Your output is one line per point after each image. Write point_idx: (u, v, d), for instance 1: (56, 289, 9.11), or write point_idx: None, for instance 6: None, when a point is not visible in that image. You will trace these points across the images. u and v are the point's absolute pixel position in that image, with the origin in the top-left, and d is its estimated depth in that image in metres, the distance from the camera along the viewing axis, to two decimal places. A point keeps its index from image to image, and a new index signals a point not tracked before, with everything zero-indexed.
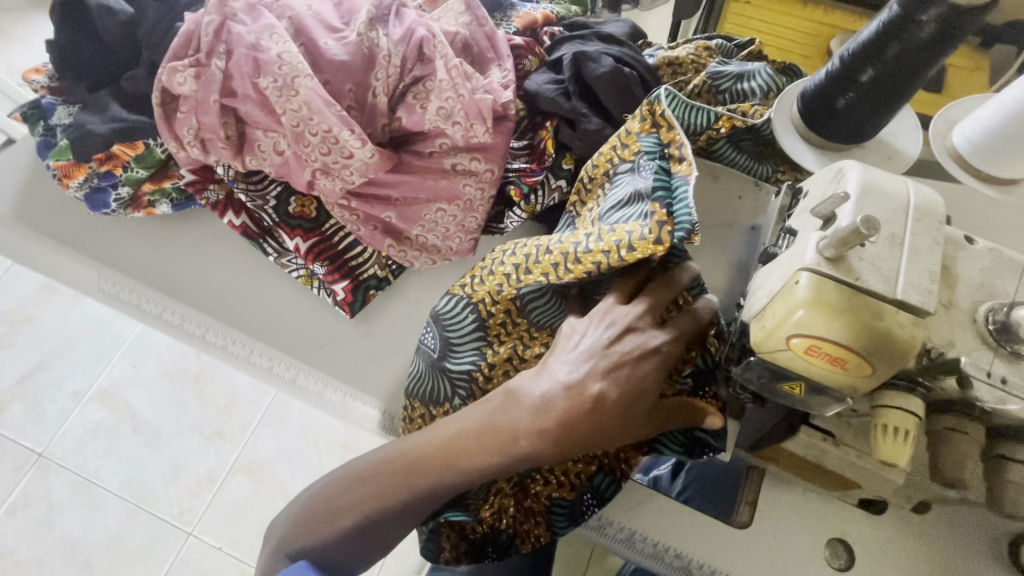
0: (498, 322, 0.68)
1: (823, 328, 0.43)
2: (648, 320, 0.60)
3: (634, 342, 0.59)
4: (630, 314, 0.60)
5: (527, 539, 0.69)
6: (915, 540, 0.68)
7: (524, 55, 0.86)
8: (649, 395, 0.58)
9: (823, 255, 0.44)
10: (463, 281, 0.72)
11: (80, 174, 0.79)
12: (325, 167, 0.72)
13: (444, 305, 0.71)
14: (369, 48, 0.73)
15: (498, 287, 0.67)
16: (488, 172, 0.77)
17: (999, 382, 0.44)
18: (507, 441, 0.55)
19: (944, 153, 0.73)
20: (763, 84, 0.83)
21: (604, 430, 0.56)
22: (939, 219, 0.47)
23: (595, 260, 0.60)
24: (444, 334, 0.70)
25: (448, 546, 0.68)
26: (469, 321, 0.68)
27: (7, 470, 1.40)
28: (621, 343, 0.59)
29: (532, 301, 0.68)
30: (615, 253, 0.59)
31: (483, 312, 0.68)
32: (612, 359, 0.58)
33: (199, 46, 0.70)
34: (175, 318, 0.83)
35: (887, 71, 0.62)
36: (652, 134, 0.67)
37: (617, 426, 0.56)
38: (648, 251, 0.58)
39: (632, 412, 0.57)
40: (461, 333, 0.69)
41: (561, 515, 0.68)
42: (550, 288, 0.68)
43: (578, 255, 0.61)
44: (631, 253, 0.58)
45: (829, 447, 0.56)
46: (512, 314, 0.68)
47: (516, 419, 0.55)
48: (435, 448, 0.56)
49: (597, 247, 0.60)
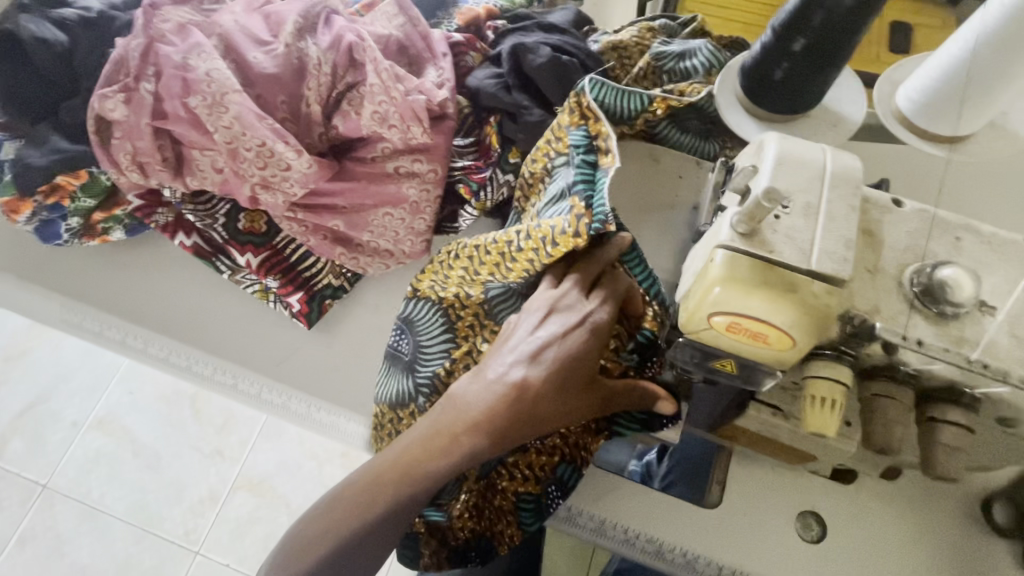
0: (467, 325, 0.69)
1: (738, 303, 0.43)
2: (574, 296, 0.60)
3: (560, 321, 0.58)
4: (557, 294, 0.60)
5: (503, 540, 0.69)
6: (890, 508, 0.68)
7: (464, 51, 0.85)
8: (583, 369, 0.57)
9: (736, 231, 0.44)
10: (427, 282, 0.72)
11: (26, 208, 0.79)
12: (264, 182, 0.73)
13: (413, 310, 0.72)
14: (299, 58, 0.73)
15: (466, 291, 0.69)
16: (432, 173, 0.78)
17: (915, 344, 0.44)
18: (450, 442, 0.55)
19: (890, 116, 0.72)
20: (706, 61, 0.82)
21: (534, 417, 0.55)
22: (857, 184, 0.46)
23: (528, 258, 0.62)
24: (416, 340, 0.70)
25: (428, 552, 0.70)
26: (438, 324, 0.69)
27: (13, 504, 1.42)
28: (546, 325, 0.58)
29: (499, 301, 0.67)
30: (543, 249, 0.61)
31: (451, 315, 0.69)
32: (537, 343, 0.57)
33: (129, 71, 0.71)
34: (137, 342, 0.83)
35: (816, 38, 0.61)
36: (581, 126, 0.66)
37: (558, 409, 0.56)
38: (570, 244, 0.59)
39: (569, 390, 0.57)
40: (431, 336, 0.69)
41: (528, 510, 0.68)
42: (516, 291, 0.67)
43: (513, 254, 0.64)
44: (556, 248, 0.60)
45: (779, 422, 0.56)
46: (480, 317, 0.68)
47: (457, 418, 0.56)
48: (387, 467, 0.55)
49: (527, 245, 0.63)
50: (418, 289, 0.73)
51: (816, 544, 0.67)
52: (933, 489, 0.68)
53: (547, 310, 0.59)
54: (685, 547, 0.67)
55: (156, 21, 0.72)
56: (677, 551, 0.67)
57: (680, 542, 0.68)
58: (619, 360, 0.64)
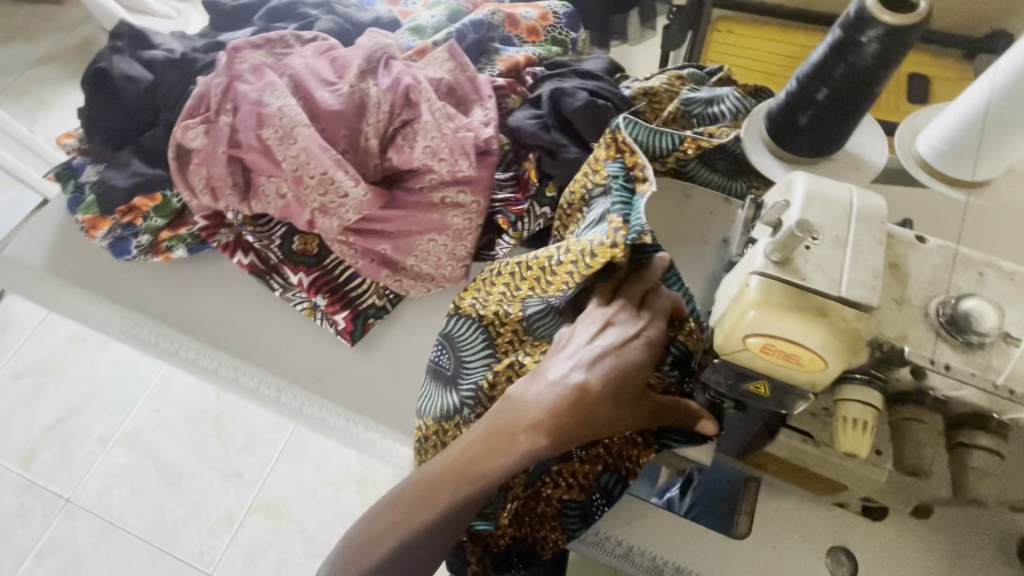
0: (506, 340, 0.73)
1: (773, 326, 0.46)
2: (625, 313, 0.62)
3: (618, 333, 0.60)
4: (609, 312, 0.63)
5: (546, 545, 0.70)
6: (923, 549, 0.68)
7: (506, 94, 0.93)
8: (637, 378, 0.59)
9: (770, 259, 0.47)
10: (468, 300, 0.77)
11: (105, 226, 0.88)
12: (323, 207, 0.79)
13: (453, 326, 0.76)
14: (361, 97, 0.81)
15: (506, 308, 0.73)
16: (475, 204, 0.84)
17: (942, 369, 0.46)
18: (519, 443, 0.54)
19: (911, 161, 0.75)
20: (733, 106, 0.87)
21: (594, 420, 0.56)
22: (882, 220, 0.50)
23: (567, 271, 0.68)
24: (458, 355, 0.74)
25: (474, 560, 0.69)
26: (479, 340, 0.73)
27: (37, 516, 1.45)
28: (603, 335, 0.60)
29: (538, 320, 0.71)
30: (582, 260, 0.66)
31: (492, 332, 0.73)
32: (596, 351, 0.59)
33: (209, 106, 0.79)
34: (190, 353, 0.88)
35: (840, 89, 0.66)
36: (618, 159, 0.72)
37: (607, 412, 0.56)
38: (608, 255, 0.64)
39: (622, 399, 0.57)
40: (473, 352, 0.73)
41: (573, 516, 0.69)
42: (555, 308, 0.70)
43: (554, 269, 0.70)
44: (594, 259, 0.65)
45: (809, 448, 0.57)
46: (520, 332, 0.72)
47: (521, 422, 0.55)
48: (449, 466, 0.55)
49: (567, 259, 0.68)
50: (459, 306, 0.77)
51: None
52: (969, 531, 0.68)
53: (603, 324, 0.61)
54: None
55: (237, 62, 0.81)
56: None
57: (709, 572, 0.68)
58: (662, 377, 0.67)
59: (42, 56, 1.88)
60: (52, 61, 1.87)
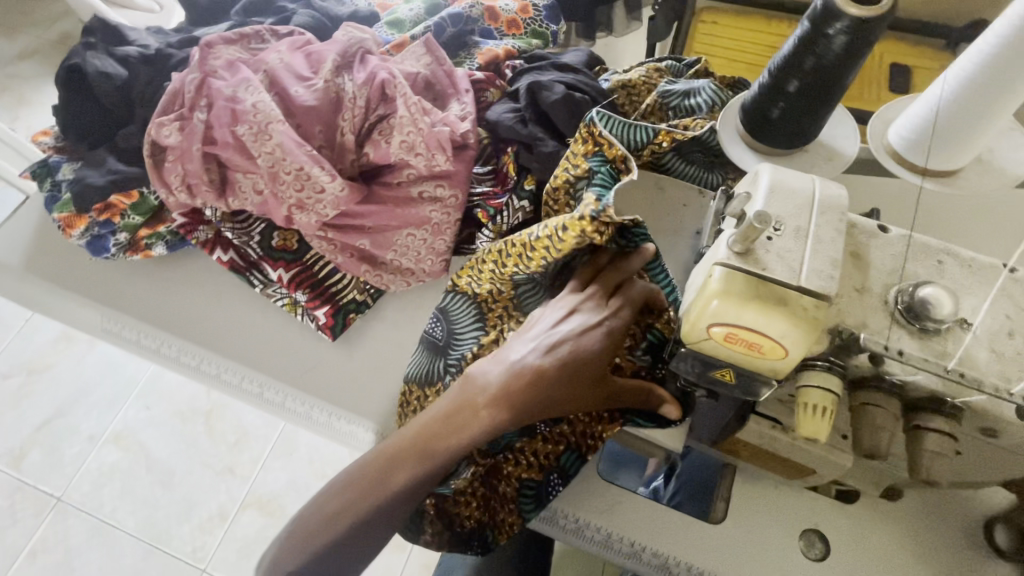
0: (496, 314, 0.75)
1: (735, 316, 0.47)
2: (593, 302, 0.63)
3: (581, 320, 0.61)
4: (578, 299, 0.63)
5: (503, 529, 0.73)
6: (892, 530, 0.70)
7: (484, 88, 0.93)
8: (597, 364, 0.60)
9: (732, 250, 0.48)
10: (466, 278, 0.77)
11: (82, 224, 0.87)
12: (300, 203, 0.79)
13: (448, 301, 0.78)
14: (336, 92, 0.81)
15: (498, 286, 0.74)
16: (453, 198, 0.84)
17: (897, 355, 0.48)
18: (473, 423, 0.56)
19: (882, 151, 0.76)
20: (709, 99, 0.88)
21: (549, 400, 0.58)
22: (843, 210, 0.51)
23: (543, 247, 0.66)
24: (450, 327, 0.76)
25: (431, 531, 0.71)
26: (471, 314, 0.76)
27: (27, 517, 1.45)
28: (564, 322, 0.61)
29: (526, 293, 0.73)
30: (556, 236, 0.64)
31: (483, 307, 0.76)
32: (556, 336, 0.60)
33: (184, 103, 0.79)
34: (172, 351, 0.88)
35: (809, 81, 0.66)
36: (597, 152, 0.74)
37: (561, 394, 0.58)
38: (580, 228, 0.62)
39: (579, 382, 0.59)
40: (464, 324, 0.75)
41: (529, 498, 0.72)
42: (542, 284, 0.72)
43: (532, 243, 0.67)
44: (567, 233, 0.63)
45: (777, 433, 0.58)
46: (509, 309, 0.74)
47: (478, 401, 0.57)
48: (407, 441, 0.57)
49: (543, 235, 0.66)
50: (456, 283, 0.78)
51: (819, 562, 0.68)
52: (937, 511, 0.70)
53: (568, 313, 0.62)
54: (688, 561, 0.69)
55: (210, 58, 0.80)
56: (682, 565, 0.69)
57: (684, 556, 0.69)
58: (634, 359, 0.70)
59: (21, 52, 1.85)
60: (31, 56, 1.84)
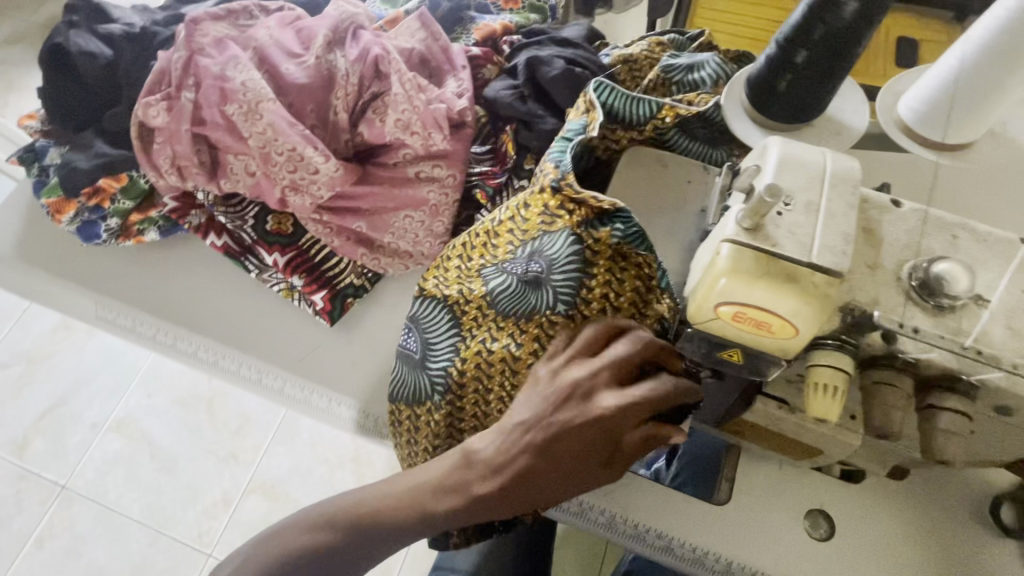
0: (471, 318, 0.70)
1: (743, 294, 0.45)
2: (605, 372, 0.57)
3: (585, 394, 0.56)
4: (586, 373, 0.57)
5: (527, 515, 0.71)
6: (897, 508, 0.69)
7: (482, 64, 0.90)
8: (603, 441, 0.55)
9: (741, 226, 0.46)
10: (432, 282, 0.75)
11: (71, 209, 0.86)
12: (294, 184, 0.77)
13: (419, 308, 0.75)
14: (328, 69, 0.78)
15: (468, 288, 0.70)
16: (451, 177, 0.82)
17: (912, 332, 0.46)
18: (460, 499, 0.58)
19: (891, 124, 0.74)
20: (713, 72, 0.85)
21: (549, 483, 0.56)
22: (855, 183, 0.49)
23: (507, 229, 0.69)
24: (424, 338, 0.73)
25: (457, 534, 0.73)
26: (444, 321, 0.71)
27: (32, 504, 1.45)
28: (568, 408, 0.56)
29: (500, 293, 0.67)
30: (518, 215, 0.69)
31: (457, 311, 0.71)
32: (556, 414, 0.56)
33: (171, 82, 0.77)
34: (167, 338, 0.87)
35: (818, 51, 0.64)
36: (580, 119, 0.75)
37: (561, 477, 0.56)
38: (540, 197, 0.67)
39: (583, 466, 0.56)
40: (438, 333, 0.72)
41: None
42: (517, 285, 0.66)
43: (495, 229, 0.71)
44: (529, 208, 0.67)
45: (784, 414, 0.57)
46: (483, 308, 0.69)
47: (471, 478, 0.58)
48: (399, 498, 0.60)
49: (505, 219, 0.70)
50: (424, 288, 0.75)
51: (825, 542, 0.68)
52: (942, 487, 0.70)
53: (578, 393, 0.56)
54: (694, 542, 0.69)
55: (197, 36, 0.77)
56: (686, 545, 0.69)
57: (689, 537, 0.69)
58: None
59: (8, 36, 1.80)
60: (18, 41, 1.80)
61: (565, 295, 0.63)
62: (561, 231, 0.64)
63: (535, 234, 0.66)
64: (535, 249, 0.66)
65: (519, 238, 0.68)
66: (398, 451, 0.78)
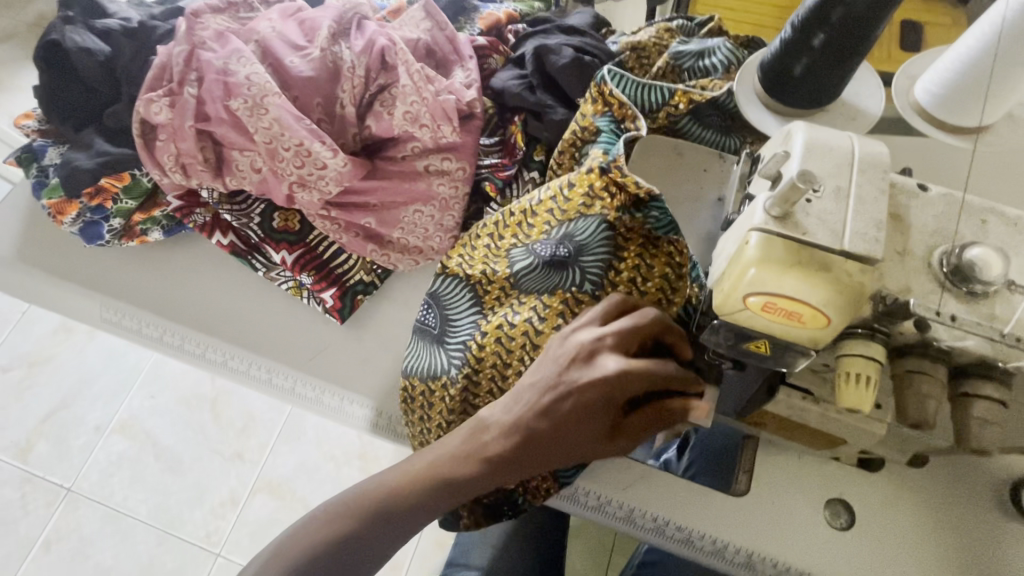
0: (494, 297, 0.71)
1: (775, 283, 0.44)
2: (613, 339, 0.58)
3: (590, 365, 0.57)
4: (596, 335, 0.58)
5: (538, 493, 0.71)
6: (918, 496, 0.69)
7: (488, 54, 0.88)
8: (607, 409, 0.56)
9: (770, 214, 0.45)
10: (455, 260, 0.75)
11: (72, 210, 0.83)
12: (301, 180, 0.75)
13: (440, 285, 0.74)
14: (334, 62, 0.76)
15: (493, 266, 0.71)
16: (460, 170, 0.81)
17: (948, 319, 0.45)
18: (476, 464, 0.59)
19: (908, 108, 0.73)
20: (724, 58, 0.84)
21: (563, 446, 0.57)
22: (884, 168, 0.48)
23: (546, 208, 0.70)
24: (444, 314, 0.73)
25: (466, 514, 0.73)
26: (466, 298, 0.72)
27: (39, 506, 1.44)
28: (574, 369, 0.57)
29: (525, 273, 0.69)
30: (561, 194, 0.69)
31: (479, 290, 0.72)
32: (565, 384, 0.57)
33: (173, 77, 0.75)
34: (175, 339, 0.85)
35: (838, 33, 0.62)
36: (606, 113, 0.72)
37: (577, 438, 0.57)
38: (585, 179, 0.68)
39: (588, 432, 0.57)
40: (459, 310, 0.72)
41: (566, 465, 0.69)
42: (542, 263, 0.68)
43: (533, 208, 0.71)
44: (572, 187, 0.68)
45: (809, 405, 0.57)
46: (506, 289, 0.70)
47: (486, 441, 0.59)
48: (416, 472, 0.60)
49: (545, 198, 0.70)
50: (447, 266, 0.75)
51: (844, 531, 0.68)
52: (960, 475, 0.69)
53: (581, 355, 0.58)
54: (713, 534, 0.68)
55: (198, 28, 0.75)
56: (706, 538, 0.68)
57: (709, 529, 0.68)
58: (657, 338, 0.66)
59: None
60: (8, 39, 1.76)
61: (593, 276, 0.67)
62: (596, 216, 0.67)
63: (573, 216, 0.68)
64: (568, 231, 0.68)
65: (556, 218, 0.69)
66: (409, 433, 0.75)
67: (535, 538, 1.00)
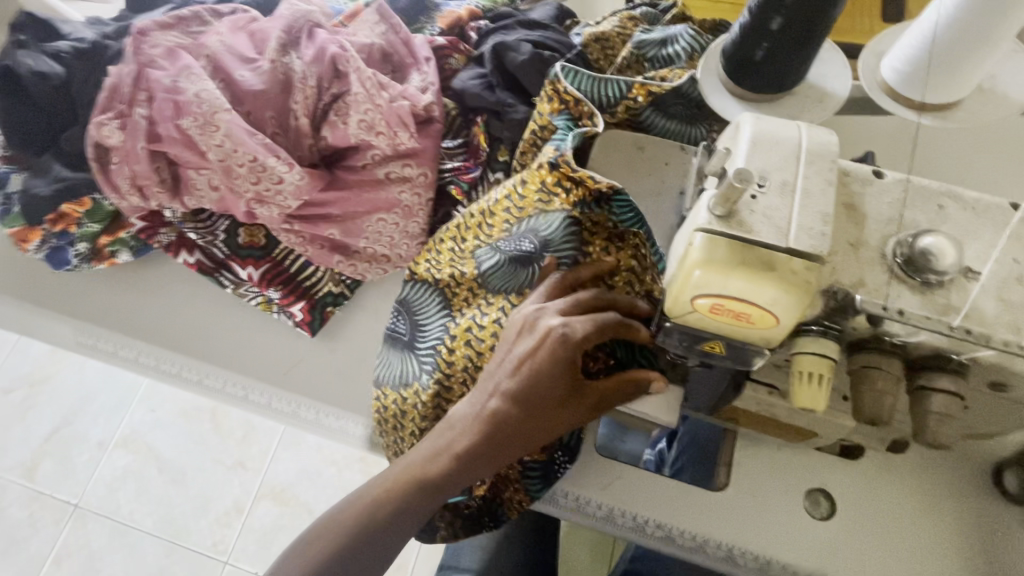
0: (463, 299, 0.70)
1: (720, 285, 0.43)
2: (556, 307, 0.59)
3: (534, 335, 0.58)
4: (537, 305, 0.60)
5: (512, 506, 0.72)
6: (899, 481, 0.68)
7: (448, 53, 0.86)
8: (560, 382, 0.57)
9: (713, 214, 0.44)
10: (422, 265, 0.74)
11: (36, 237, 0.84)
12: (259, 197, 0.75)
13: (409, 291, 0.75)
14: (284, 73, 0.75)
15: (460, 268, 0.70)
16: (422, 176, 0.80)
17: (896, 314, 0.44)
18: (445, 459, 0.58)
19: (876, 87, 0.69)
20: (687, 46, 0.81)
21: (520, 435, 0.58)
22: (832, 158, 0.46)
23: (502, 207, 0.69)
24: (413, 319, 0.73)
25: (445, 525, 0.73)
26: (435, 302, 0.72)
27: (47, 524, 1.46)
28: (520, 340, 0.59)
29: (492, 272, 0.68)
30: (514, 192, 0.69)
31: (448, 294, 0.71)
32: (514, 358, 0.58)
33: (123, 98, 0.74)
34: (150, 359, 0.85)
35: (792, 16, 0.60)
36: (563, 112, 0.71)
37: (536, 426, 0.58)
38: (536, 177, 0.68)
39: (542, 415, 0.57)
40: (429, 315, 0.72)
41: (535, 477, 0.70)
42: (508, 260, 0.67)
43: (490, 210, 0.70)
44: (524, 185, 0.68)
45: (775, 400, 0.56)
46: (474, 290, 0.69)
47: (454, 438, 0.58)
48: (393, 480, 0.58)
49: (501, 198, 0.70)
50: (415, 271, 0.75)
51: (824, 520, 0.67)
52: (942, 458, 0.68)
53: (527, 324, 0.59)
54: (693, 530, 0.67)
55: (145, 47, 0.74)
56: (686, 534, 0.67)
57: (688, 525, 0.67)
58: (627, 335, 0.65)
59: None
60: None
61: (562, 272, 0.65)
62: (558, 212, 0.65)
63: (530, 213, 0.67)
64: (531, 227, 0.67)
65: (514, 217, 0.68)
66: (383, 443, 0.75)
67: (530, 537, 1.00)
